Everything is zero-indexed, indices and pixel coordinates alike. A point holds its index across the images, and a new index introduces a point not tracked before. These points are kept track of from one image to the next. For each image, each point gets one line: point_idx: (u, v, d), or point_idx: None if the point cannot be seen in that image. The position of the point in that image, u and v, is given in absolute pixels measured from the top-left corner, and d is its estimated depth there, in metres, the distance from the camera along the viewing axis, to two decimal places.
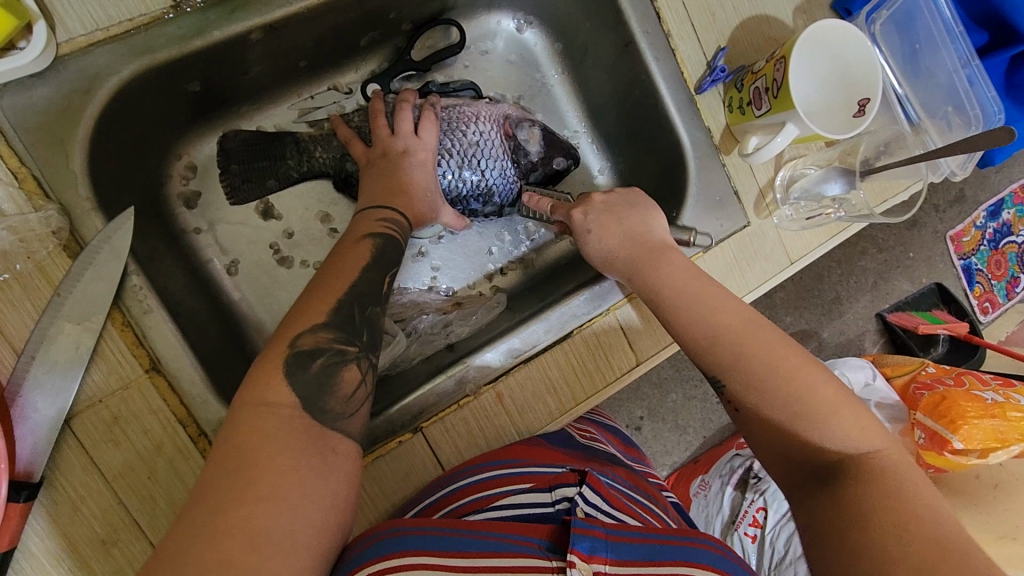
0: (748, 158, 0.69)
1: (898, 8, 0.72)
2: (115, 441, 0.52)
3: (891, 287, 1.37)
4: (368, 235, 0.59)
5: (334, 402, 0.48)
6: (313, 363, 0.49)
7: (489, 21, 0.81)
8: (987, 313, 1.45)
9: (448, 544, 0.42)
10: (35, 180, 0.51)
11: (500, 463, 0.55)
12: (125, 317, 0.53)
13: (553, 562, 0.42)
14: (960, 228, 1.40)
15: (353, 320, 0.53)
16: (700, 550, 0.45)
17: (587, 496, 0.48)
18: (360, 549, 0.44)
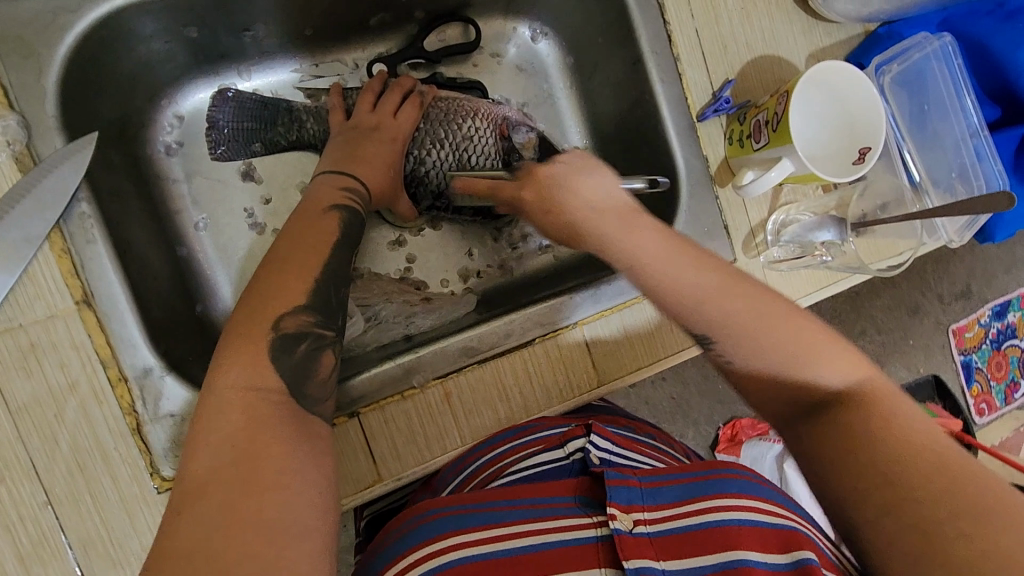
0: (741, 191, 0.66)
1: (909, 65, 0.70)
2: (27, 371, 0.49)
3: (887, 371, 1.33)
4: (331, 204, 0.59)
5: (313, 388, 0.47)
6: (297, 348, 0.47)
7: (505, 26, 0.80)
8: (984, 415, 1.39)
9: (492, 514, 0.47)
10: (2, 88, 0.49)
11: (513, 434, 0.60)
12: (65, 243, 0.50)
13: (594, 518, 0.46)
14: (964, 323, 1.36)
15: (330, 302, 0.52)
16: (734, 479, 0.47)
17: (597, 442, 0.55)
18: (416, 527, 0.48)
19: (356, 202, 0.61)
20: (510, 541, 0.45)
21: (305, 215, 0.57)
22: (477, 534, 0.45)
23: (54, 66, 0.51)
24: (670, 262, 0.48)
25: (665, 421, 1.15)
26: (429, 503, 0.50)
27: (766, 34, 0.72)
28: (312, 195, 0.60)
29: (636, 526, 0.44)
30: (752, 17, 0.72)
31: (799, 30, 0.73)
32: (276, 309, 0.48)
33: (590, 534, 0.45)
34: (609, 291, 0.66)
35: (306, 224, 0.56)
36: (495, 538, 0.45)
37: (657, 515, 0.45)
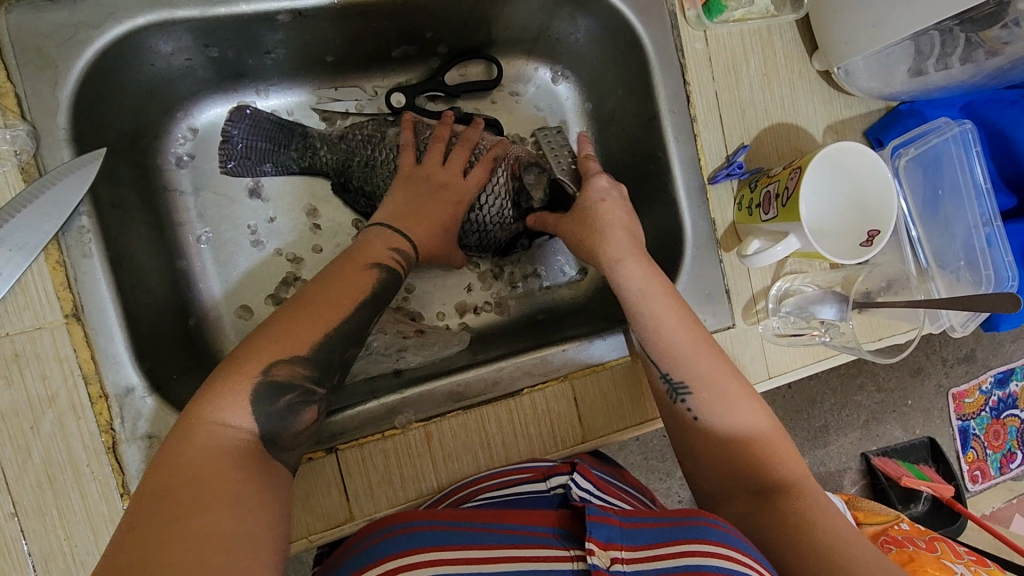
0: (746, 260, 0.66)
1: (926, 150, 0.69)
2: (8, 380, 0.49)
3: (883, 430, 1.31)
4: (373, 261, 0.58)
5: (287, 435, 0.48)
6: (279, 399, 0.47)
7: (526, 66, 0.80)
8: (976, 482, 1.37)
9: (466, 538, 0.45)
10: (16, 99, 0.50)
11: (495, 471, 0.58)
12: (61, 255, 0.50)
13: (572, 551, 0.45)
14: (965, 388, 1.34)
15: (330, 362, 0.51)
16: (714, 528, 0.45)
17: (579, 481, 0.53)
18: (380, 540, 0.46)
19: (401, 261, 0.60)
20: (482, 565, 0.43)
21: (343, 266, 0.56)
22: (448, 555, 0.44)
23: (70, 79, 0.51)
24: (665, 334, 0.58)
25: (653, 460, 1.15)
26: (401, 517, 0.49)
27: (786, 102, 0.72)
28: (363, 243, 0.59)
29: (612, 564, 0.43)
30: (773, 84, 0.72)
31: (819, 100, 0.73)
32: (269, 355, 0.47)
33: (566, 567, 0.44)
34: (602, 348, 0.66)
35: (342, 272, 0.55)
36: (467, 560, 0.44)
37: (634, 557, 0.44)
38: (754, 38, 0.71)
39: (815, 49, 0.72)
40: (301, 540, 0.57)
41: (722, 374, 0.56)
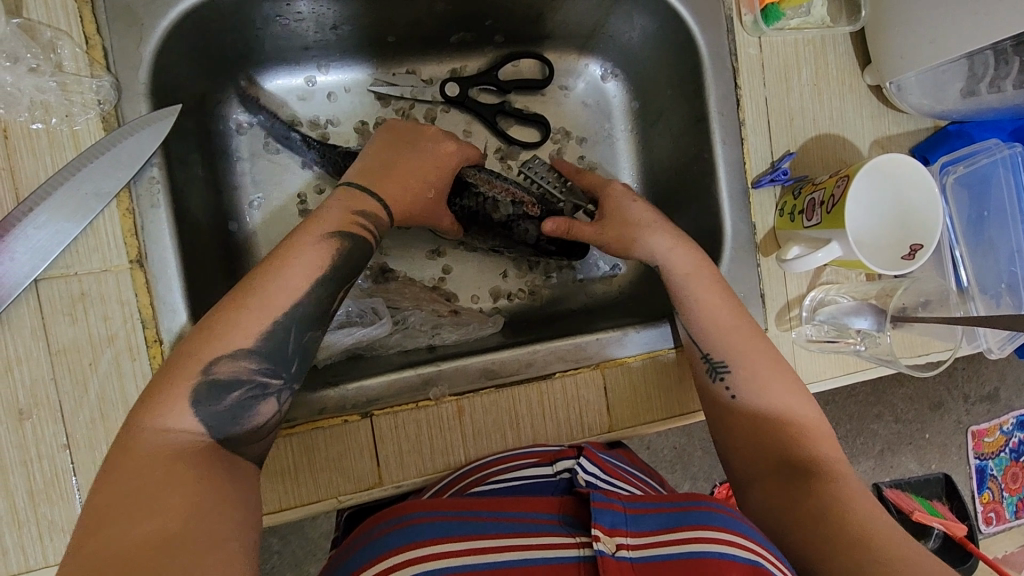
0: (785, 265, 0.67)
1: (974, 169, 0.69)
2: (72, 317, 0.51)
3: (897, 461, 1.30)
4: (333, 230, 0.57)
5: (240, 430, 0.47)
6: (226, 397, 0.47)
7: (578, 61, 0.82)
8: (990, 524, 1.34)
9: (469, 528, 0.44)
10: (102, 51, 0.52)
11: (510, 452, 0.58)
12: (131, 203, 0.53)
13: (577, 538, 0.44)
14: (985, 427, 1.33)
15: (284, 349, 0.50)
16: (715, 512, 0.45)
17: (584, 465, 0.53)
18: (381, 531, 0.45)
19: (366, 228, 0.59)
20: (489, 555, 0.43)
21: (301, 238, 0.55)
22: (456, 547, 0.43)
23: (154, 37, 0.54)
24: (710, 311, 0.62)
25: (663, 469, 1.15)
26: (397, 511, 0.47)
27: (835, 113, 0.73)
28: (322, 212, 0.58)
29: (618, 549, 0.43)
30: (823, 94, 0.72)
31: (868, 113, 0.74)
32: (213, 350, 0.48)
33: (570, 554, 0.43)
34: (637, 339, 0.67)
35: (295, 248, 0.54)
36: (474, 550, 0.43)
37: (642, 542, 0.43)
38: (808, 48, 0.72)
39: (868, 63, 0.73)
40: (330, 500, 0.58)
41: (766, 361, 0.60)
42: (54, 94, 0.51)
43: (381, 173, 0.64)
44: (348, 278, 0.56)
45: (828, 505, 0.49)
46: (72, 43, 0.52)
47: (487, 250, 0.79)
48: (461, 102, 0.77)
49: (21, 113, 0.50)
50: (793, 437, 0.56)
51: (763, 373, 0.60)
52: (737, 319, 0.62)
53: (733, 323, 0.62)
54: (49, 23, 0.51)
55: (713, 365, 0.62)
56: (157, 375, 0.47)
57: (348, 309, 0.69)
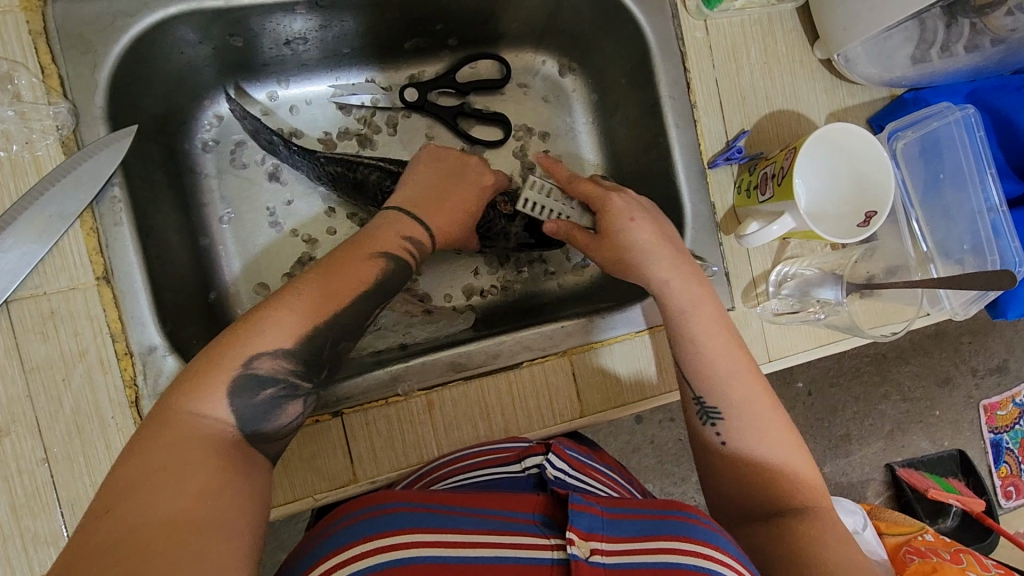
0: (742, 241, 0.67)
1: (926, 134, 0.69)
2: (43, 334, 0.53)
3: (908, 440, 1.29)
4: (380, 251, 0.58)
5: (269, 427, 0.48)
6: (259, 393, 0.47)
7: (534, 58, 0.84)
8: (1010, 499, 1.32)
9: (444, 522, 0.43)
10: (59, 78, 0.54)
11: (473, 450, 0.58)
12: (95, 222, 0.55)
13: (552, 540, 0.43)
14: (997, 400, 1.31)
15: (319, 355, 0.51)
16: (697, 526, 0.44)
17: (553, 461, 0.53)
18: (347, 524, 0.43)
19: (412, 252, 0.61)
20: (464, 549, 0.41)
21: (347, 255, 0.56)
22: (428, 538, 0.41)
23: (108, 62, 0.56)
24: (705, 330, 0.59)
25: (668, 463, 1.16)
26: (367, 500, 0.45)
27: (787, 89, 0.74)
28: (373, 230, 0.60)
29: (592, 555, 0.42)
30: (773, 72, 0.73)
31: (821, 87, 0.75)
32: (256, 345, 0.48)
33: (545, 555, 0.42)
34: (605, 325, 0.67)
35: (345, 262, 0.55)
36: (447, 544, 0.41)
37: (615, 549, 0.42)
38: (754, 28, 0.73)
39: (816, 38, 0.74)
40: (307, 498, 0.60)
41: (761, 403, 0.57)
42: (13, 122, 0.53)
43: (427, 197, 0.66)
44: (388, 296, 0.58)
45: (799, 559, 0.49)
46: (29, 73, 0.54)
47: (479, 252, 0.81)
48: (421, 106, 0.79)
49: None
50: (776, 488, 0.54)
51: (750, 413, 0.56)
52: (730, 352, 0.59)
53: (725, 358, 0.58)
54: (6, 56, 0.53)
55: (705, 410, 0.58)
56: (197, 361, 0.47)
57: None
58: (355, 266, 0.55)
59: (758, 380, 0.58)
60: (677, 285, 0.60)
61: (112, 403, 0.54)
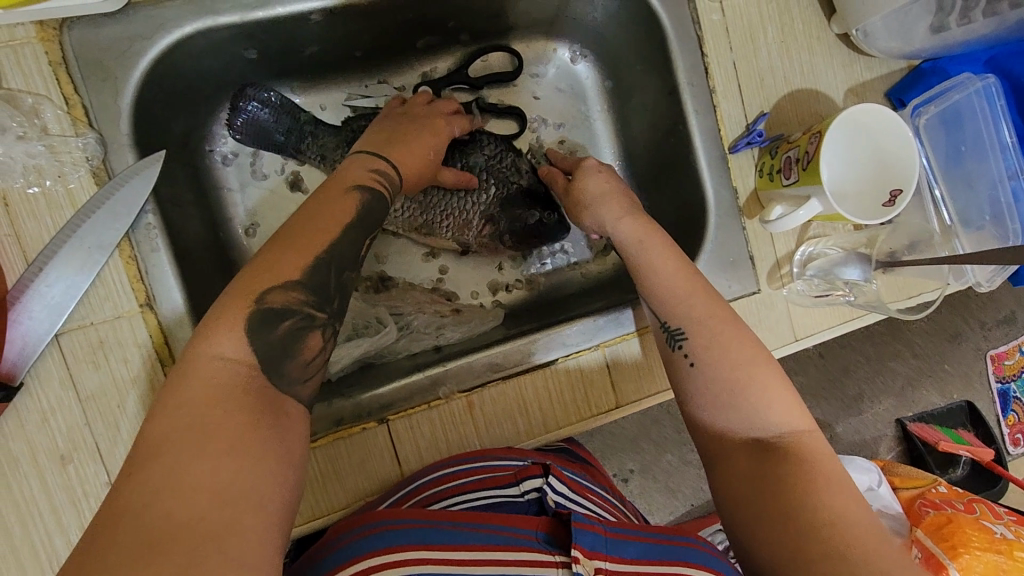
0: (767, 225, 0.67)
1: (947, 106, 0.69)
2: (95, 364, 0.54)
3: (918, 396, 1.31)
4: (355, 184, 0.58)
5: (294, 367, 0.48)
6: (279, 325, 0.48)
7: (545, 47, 0.82)
8: (1017, 446, 1.35)
9: (448, 539, 0.47)
10: (83, 109, 0.54)
11: (463, 462, 0.59)
12: (132, 251, 0.55)
13: (556, 558, 0.47)
14: (1004, 350, 1.32)
15: (328, 286, 0.51)
16: (693, 550, 0.50)
17: (553, 485, 0.54)
18: (359, 534, 0.47)
19: (383, 184, 0.60)
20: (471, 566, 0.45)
21: (329, 192, 0.56)
22: (434, 555, 0.45)
23: (129, 87, 0.55)
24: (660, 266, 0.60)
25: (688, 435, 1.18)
26: (379, 513, 0.49)
27: (805, 67, 0.73)
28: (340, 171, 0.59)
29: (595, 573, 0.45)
30: (790, 51, 0.73)
31: (838, 63, 0.74)
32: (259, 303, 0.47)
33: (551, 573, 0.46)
34: (633, 316, 0.69)
35: (325, 200, 0.55)
36: (452, 561, 0.45)
37: (617, 568, 0.46)
38: (771, 7, 0.72)
39: (833, 13, 0.73)
40: (358, 503, 0.62)
41: (721, 324, 0.56)
42: (44, 157, 0.53)
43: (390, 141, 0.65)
44: (373, 227, 0.57)
45: (785, 489, 0.47)
46: (53, 106, 0.53)
47: (481, 219, 0.77)
48: None
49: (17, 179, 0.52)
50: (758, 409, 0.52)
51: (721, 335, 0.55)
52: (688, 276, 0.59)
53: (678, 279, 0.59)
54: (29, 90, 0.53)
55: (671, 334, 0.58)
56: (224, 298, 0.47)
57: (353, 321, 0.72)
58: (336, 200, 0.55)
59: (713, 300, 0.57)
60: (629, 220, 0.63)
61: None
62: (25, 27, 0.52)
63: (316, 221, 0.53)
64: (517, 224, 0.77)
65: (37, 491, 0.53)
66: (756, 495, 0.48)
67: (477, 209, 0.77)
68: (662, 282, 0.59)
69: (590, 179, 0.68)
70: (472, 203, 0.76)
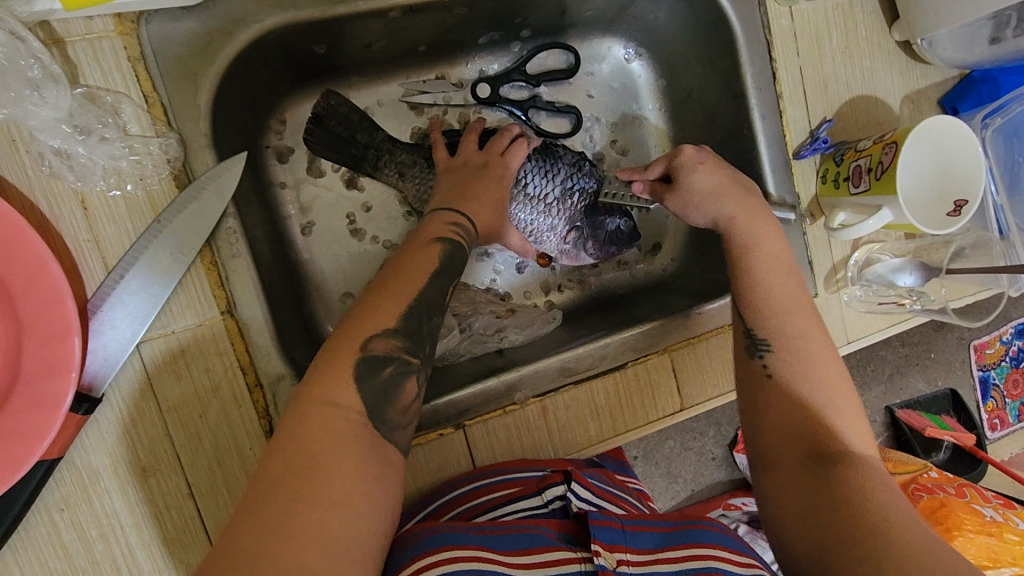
0: (833, 234, 0.69)
1: (1011, 118, 0.71)
2: (177, 374, 0.53)
3: (906, 382, 1.16)
4: (437, 238, 0.56)
5: (393, 414, 0.44)
6: (381, 373, 0.45)
7: (601, 45, 0.81)
8: (995, 430, 1.21)
9: (480, 539, 0.46)
10: (162, 107, 0.52)
11: (488, 473, 0.59)
12: (214, 257, 0.54)
13: (579, 553, 0.46)
14: (986, 338, 1.18)
15: (419, 329, 0.48)
16: (706, 530, 0.49)
17: (576, 491, 0.53)
18: (405, 547, 0.46)
19: (462, 236, 0.58)
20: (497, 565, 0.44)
21: (409, 249, 0.54)
22: (470, 553, 0.44)
23: (208, 85, 0.53)
24: (763, 261, 0.59)
25: None
26: (427, 524, 0.48)
27: (866, 74, 0.74)
28: (420, 230, 0.57)
29: (619, 565, 0.44)
30: (854, 57, 0.73)
31: (897, 71, 0.75)
32: (364, 331, 0.46)
33: (574, 568, 0.45)
34: (698, 321, 0.69)
35: (409, 255, 0.53)
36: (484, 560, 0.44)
37: (639, 560, 0.45)
38: (837, 13, 0.72)
39: (896, 20, 0.73)
40: None
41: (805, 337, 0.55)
42: (126, 159, 0.51)
43: (462, 192, 0.63)
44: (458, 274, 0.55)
45: (858, 507, 0.43)
46: (132, 103, 0.51)
47: (565, 227, 0.75)
48: (494, 102, 0.77)
49: (96, 182, 0.50)
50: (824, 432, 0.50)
51: (813, 356, 0.54)
52: (787, 287, 0.58)
53: (780, 284, 0.58)
54: (108, 87, 0.51)
55: (756, 342, 0.57)
56: (322, 358, 0.44)
57: None
58: (420, 251, 0.53)
59: (807, 318, 0.57)
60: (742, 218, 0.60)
61: (252, 436, 0.54)
62: (103, 19, 0.50)
63: (402, 270, 0.51)
64: (602, 232, 0.75)
65: (118, 504, 0.52)
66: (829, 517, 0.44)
67: (561, 218, 0.74)
68: (771, 286, 0.58)
69: (701, 173, 0.63)
70: (557, 214, 0.74)
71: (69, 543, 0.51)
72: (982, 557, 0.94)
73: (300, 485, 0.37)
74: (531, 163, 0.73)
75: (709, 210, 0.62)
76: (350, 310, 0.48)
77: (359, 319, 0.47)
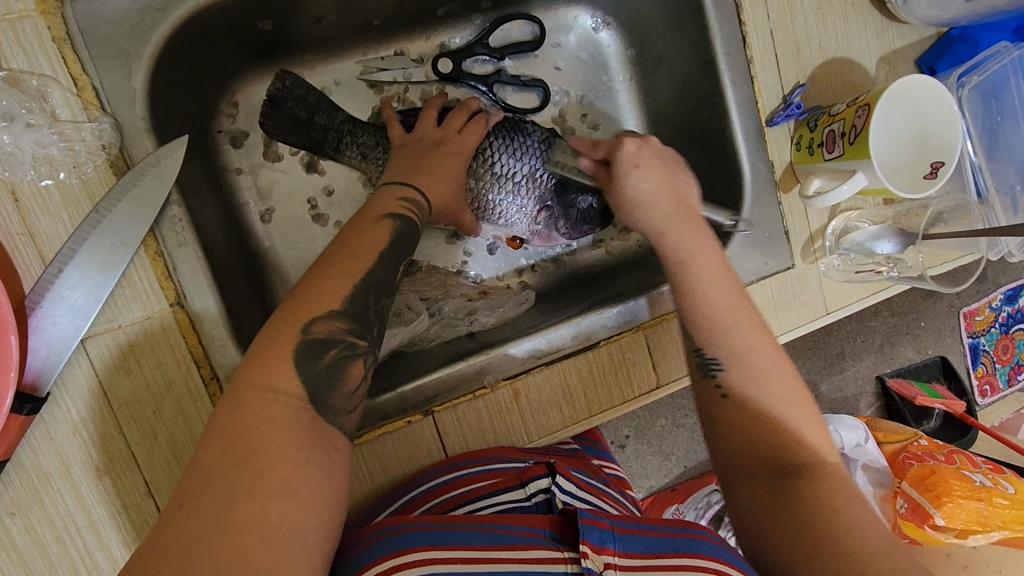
0: (809, 202, 0.67)
1: (989, 75, 0.68)
2: (126, 369, 0.51)
3: (896, 352, 1.15)
4: (385, 213, 0.54)
5: (338, 397, 0.43)
6: (324, 356, 0.43)
7: (567, 14, 0.78)
8: (985, 396, 1.21)
9: (458, 538, 0.44)
10: (93, 91, 0.50)
11: (463, 464, 0.57)
12: (159, 246, 0.52)
13: (565, 553, 0.43)
14: (976, 306, 1.17)
15: (367, 309, 0.46)
16: (702, 542, 0.46)
17: (560, 484, 0.52)
18: (368, 543, 0.44)
19: (413, 211, 0.56)
20: (475, 565, 0.42)
21: (355, 224, 0.52)
22: (443, 553, 0.42)
23: (142, 67, 0.52)
24: (705, 272, 0.55)
25: None
26: (394, 518, 0.47)
27: (840, 36, 0.71)
28: (370, 204, 0.56)
29: (605, 568, 0.42)
30: (827, 18, 0.70)
31: (872, 31, 0.72)
32: (306, 314, 0.44)
33: (559, 569, 0.42)
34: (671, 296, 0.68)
35: (357, 232, 0.51)
36: (462, 560, 0.42)
37: (626, 563, 0.43)
38: None
39: None
40: None
41: (765, 355, 0.52)
42: (57, 147, 0.49)
43: (416, 168, 0.62)
44: (410, 250, 0.53)
45: (816, 527, 0.44)
46: (61, 87, 0.49)
47: (535, 207, 0.72)
48: (457, 77, 0.74)
49: (27, 172, 0.48)
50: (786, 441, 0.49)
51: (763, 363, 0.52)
52: (720, 286, 0.54)
53: (719, 287, 0.54)
54: (32, 71, 0.48)
55: (705, 360, 0.54)
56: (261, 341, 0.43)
57: None
58: (370, 227, 0.52)
59: (762, 332, 0.53)
60: (672, 235, 0.57)
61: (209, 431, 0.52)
62: None
63: (347, 252, 0.49)
64: (574, 211, 0.72)
65: (72, 506, 0.50)
66: (790, 537, 0.44)
67: (531, 198, 0.72)
68: (711, 304, 0.53)
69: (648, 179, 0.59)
70: (526, 193, 0.72)
71: (23, 549, 0.49)
72: (971, 521, 0.92)
73: (237, 479, 0.35)
74: (495, 143, 0.70)
75: (648, 217, 0.58)
76: (292, 292, 0.46)
77: (302, 299, 0.45)
